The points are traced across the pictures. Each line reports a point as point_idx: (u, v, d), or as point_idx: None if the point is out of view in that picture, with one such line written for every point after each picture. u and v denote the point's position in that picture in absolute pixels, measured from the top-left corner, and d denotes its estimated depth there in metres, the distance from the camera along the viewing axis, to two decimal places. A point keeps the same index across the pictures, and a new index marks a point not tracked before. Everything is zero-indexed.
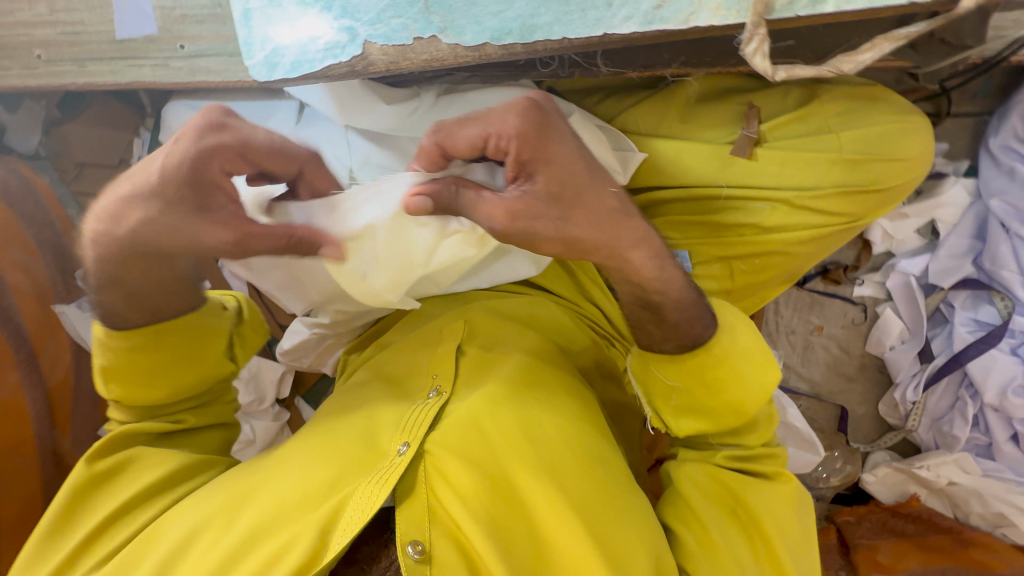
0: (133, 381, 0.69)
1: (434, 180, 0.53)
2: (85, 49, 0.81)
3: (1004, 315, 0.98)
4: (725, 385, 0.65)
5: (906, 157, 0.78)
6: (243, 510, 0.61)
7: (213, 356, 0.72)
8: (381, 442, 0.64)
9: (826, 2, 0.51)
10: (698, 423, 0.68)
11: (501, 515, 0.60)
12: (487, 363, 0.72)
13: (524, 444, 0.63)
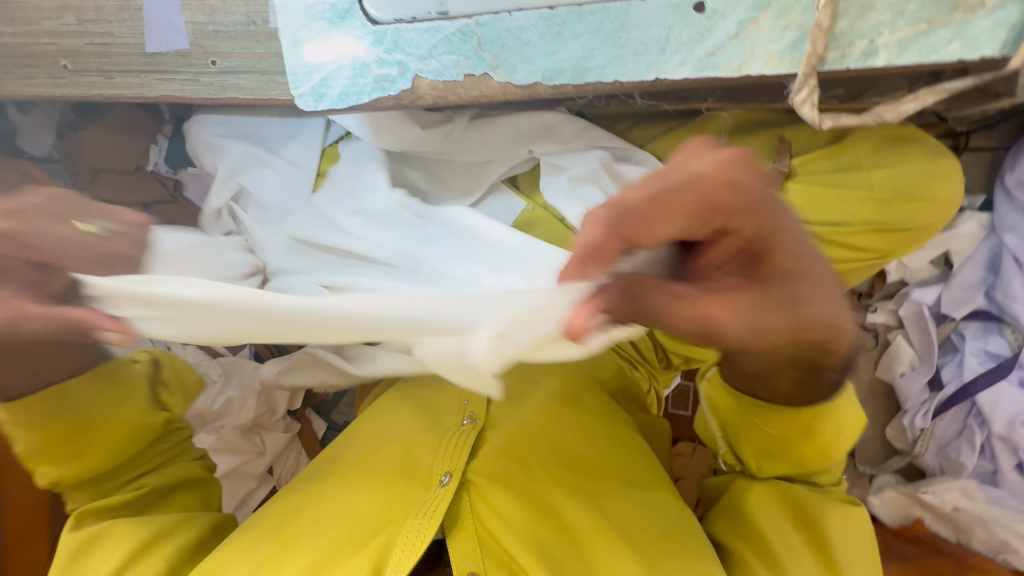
0: (65, 459, 0.63)
1: (609, 274, 0.39)
2: (112, 62, 0.79)
3: (1012, 347, 1.00)
4: (826, 431, 0.60)
5: (937, 199, 0.77)
6: (291, 548, 0.62)
7: (138, 409, 0.67)
8: (423, 471, 0.66)
9: (877, 56, 0.52)
10: (781, 465, 0.64)
11: (549, 542, 0.61)
12: (516, 391, 0.74)
13: (562, 473, 0.66)
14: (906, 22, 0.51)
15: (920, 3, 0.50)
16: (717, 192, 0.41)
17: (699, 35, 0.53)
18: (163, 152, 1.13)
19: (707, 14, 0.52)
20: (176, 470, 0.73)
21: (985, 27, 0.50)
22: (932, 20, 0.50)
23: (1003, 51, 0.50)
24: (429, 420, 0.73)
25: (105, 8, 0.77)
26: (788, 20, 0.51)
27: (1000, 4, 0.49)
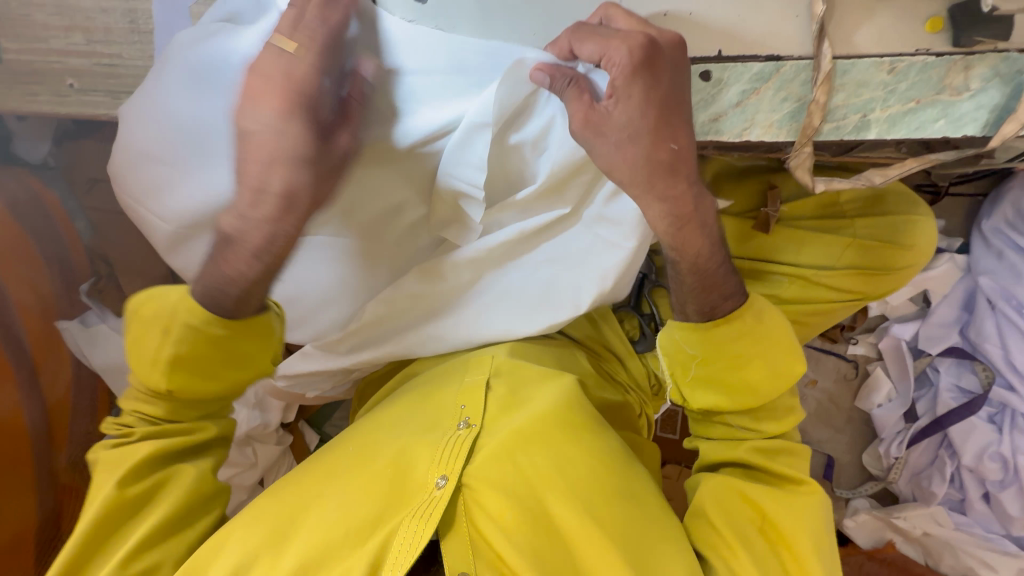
0: (189, 380, 0.64)
1: (561, 66, 0.54)
2: (120, 82, 0.79)
3: (984, 385, 1.05)
4: (749, 358, 0.64)
5: (914, 247, 0.81)
6: (285, 548, 0.60)
7: (257, 361, 0.66)
8: (417, 474, 0.64)
9: (869, 129, 0.55)
10: (718, 399, 0.65)
11: (541, 548, 0.60)
12: (517, 398, 0.69)
13: (560, 481, 0.63)
14: (897, 100, 0.54)
15: (910, 82, 0.53)
16: (625, 66, 0.51)
17: (705, 100, 0.56)
18: None
19: (713, 83, 0.55)
20: (225, 425, 0.73)
21: (969, 107, 0.54)
22: (920, 99, 0.54)
23: (984, 131, 0.54)
24: (426, 420, 0.68)
25: (115, 30, 0.77)
26: (788, 92, 0.54)
27: (982, 88, 0.53)
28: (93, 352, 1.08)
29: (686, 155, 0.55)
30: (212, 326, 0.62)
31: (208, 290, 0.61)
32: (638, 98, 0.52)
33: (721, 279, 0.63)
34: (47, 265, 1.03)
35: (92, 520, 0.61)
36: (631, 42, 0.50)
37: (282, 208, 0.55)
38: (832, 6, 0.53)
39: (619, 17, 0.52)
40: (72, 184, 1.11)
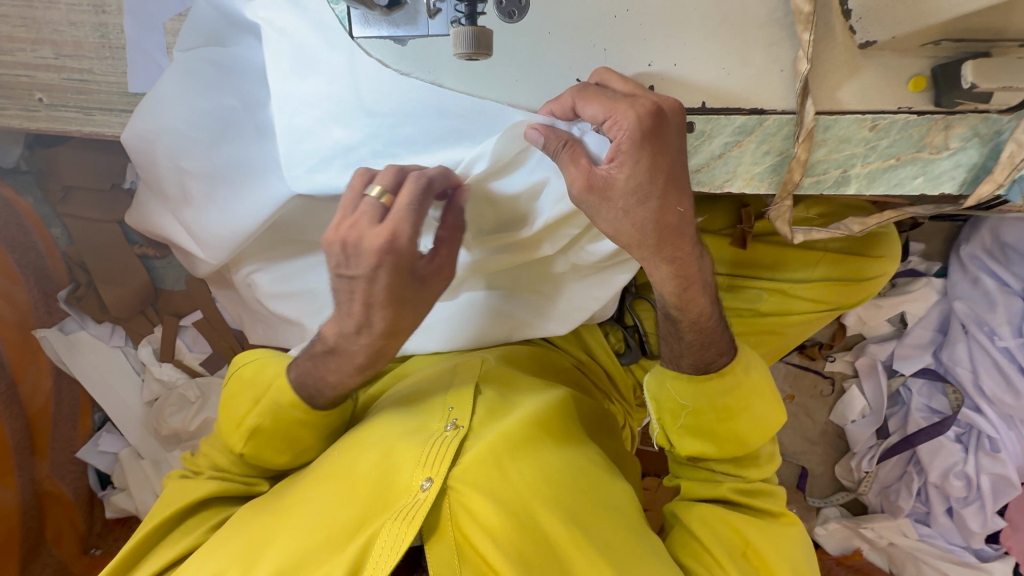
0: (267, 445, 0.63)
1: (556, 130, 0.53)
2: (92, 99, 0.76)
3: (953, 406, 1.08)
4: (740, 412, 0.63)
5: (885, 257, 0.82)
6: (259, 562, 0.54)
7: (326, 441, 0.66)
8: (400, 478, 0.57)
9: (848, 184, 0.56)
10: (705, 447, 0.65)
11: (533, 558, 0.53)
12: (506, 406, 0.65)
13: (549, 488, 0.58)
14: (877, 156, 0.54)
15: (892, 140, 0.53)
16: (632, 133, 0.49)
17: (687, 152, 0.56)
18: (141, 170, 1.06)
19: (696, 135, 0.55)
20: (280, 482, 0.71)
21: (947, 166, 0.55)
22: (901, 156, 0.54)
23: (961, 189, 0.56)
24: (413, 421, 0.63)
25: (86, 45, 0.75)
26: (770, 146, 0.54)
27: (961, 147, 0.53)
28: (73, 360, 1.07)
29: (685, 222, 0.55)
30: (295, 408, 0.61)
31: (301, 380, 0.61)
32: (647, 166, 0.50)
33: (721, 334, 0.63)
34: (23, 277, 1.01)
35: (139, 539, 0.61)
36: (638, 108, 0.49)
37: (386, 338, 0.56)
38: (816, 63, 0.52)
39: (615, 79, 0.51)
40: (46, 192, 1.06)
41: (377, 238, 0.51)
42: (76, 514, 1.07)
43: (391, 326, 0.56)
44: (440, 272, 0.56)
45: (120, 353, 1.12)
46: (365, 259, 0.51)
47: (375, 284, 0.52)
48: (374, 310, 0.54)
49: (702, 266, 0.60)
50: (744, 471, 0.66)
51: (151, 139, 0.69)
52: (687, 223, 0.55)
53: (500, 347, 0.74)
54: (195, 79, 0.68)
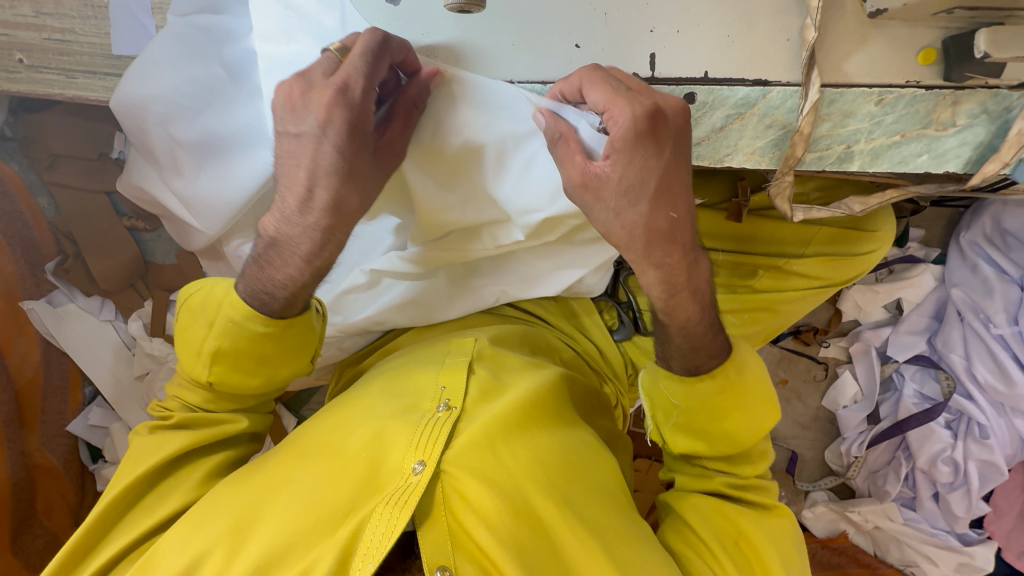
0: (233, 367, 0.61)
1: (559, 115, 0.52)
2: (75, 61, 0.74)
3: (945, 393, 1.09)
4: (733, 415, 0.61)
5: (880, 232, 0.81)
6: (249, 540, 0.54)
7: (291, 362, 0.63)
8: (392, 460, 0.57)
9: (851, 161, 0.54)
10: (695, 445, 0.63)
11: (527, 543, 0.53)
12: (499, 387, 0.64)
13: (542, 473, 0.57)
14: (882, 132, 0.53)
15: (898, 115, 0.52)
16: (627, 132, 0.47)
17: None
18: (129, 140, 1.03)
19: (697, 106, 0.53)
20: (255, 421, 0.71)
21: (953, 143, 0.53)
22: (905, 133, 0.53)
23: (965, 168, 0.54)
24: (404, 402, 0.62)
25: (67, 3, 0.72)
26: (773, 120, 0.53)
27: (968, 124, 0.52)
28: (62, 333, 1.05)
29: (679, 223, 0.53)
30: (253, 322, 0.59)
31: (254, 291, 0.59)
32: (638, 166, 0.49)
33: (713, 335, 0.61)
34: (11, 247, 1.00)
35: (109, 501, 0.59)
36: (637, 106, 0.47)
37: (332, 218, 0.54)
38: (823, 33, 0.50)
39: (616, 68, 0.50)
40: (32, 159, 1.03)
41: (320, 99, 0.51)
42: (68, 488, 1.06)
43: (336, 206, 0.54)
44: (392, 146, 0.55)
45: (110, 327, 1.11)
46: (315, 114, 0.51)
47: (323, 145, 0.52)
48: (318, 179, 0.53)
49: (697, 264, 0.58)
50: (738, 470, 0.64)
51: (140, 109, 0.66)
52: (686, 215, 0.54)
53: (492, 327, 0.74)
54: (187, 50, 0.65)
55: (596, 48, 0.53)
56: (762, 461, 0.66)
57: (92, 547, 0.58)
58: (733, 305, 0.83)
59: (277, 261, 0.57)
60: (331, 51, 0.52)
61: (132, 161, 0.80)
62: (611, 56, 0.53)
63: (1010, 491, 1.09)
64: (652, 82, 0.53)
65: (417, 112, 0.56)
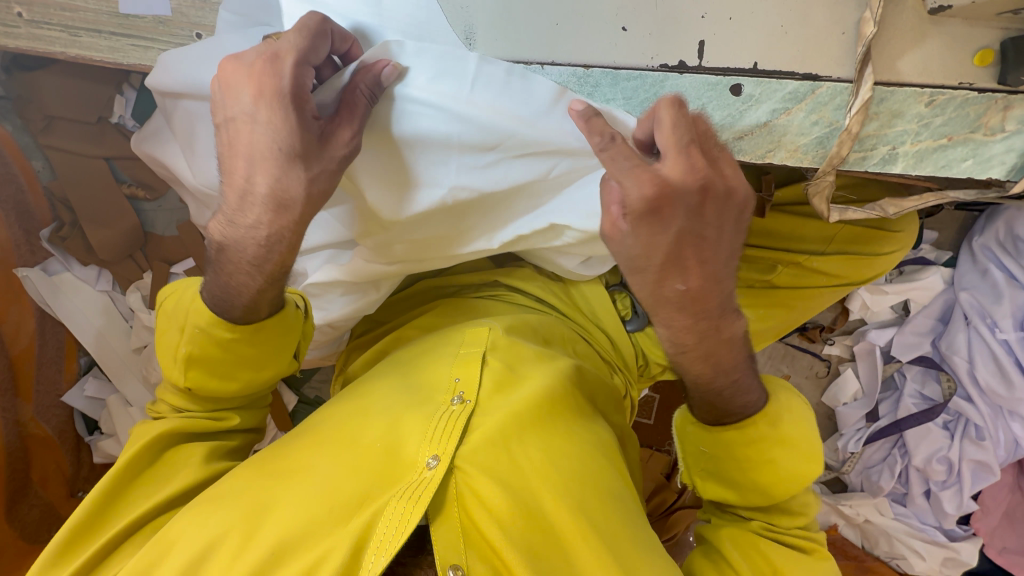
0: (210, 369, 0.60)
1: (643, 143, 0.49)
2: (78, 17, 0.70)
3: (945, 394, 1.10)
4: (765, 466, 0.58)
5: (901, 232, 0.80)
6: (263, 523, 0.53)
7: (271, 367, 0.63)
8: (406, 452, 0.56)
9: (896, 163, 0.52)
10: (724, 493, 0.61)
11: (537, 543, 0.53)
12: (512, 380, 0.63)
13: (555, 473, 0.56)
14: (929, 135, 0.51)
15: (946, 118, 0.50)
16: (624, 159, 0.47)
17: (732, 116, 0.52)
18: (130, 104, 0.98)
19: (743, 98, 0.51)
20: (251, 417, 0.69)
21: (999, 150, 0.51)
22: (952, 137, 0.51)
23: (1009, 176, 0.52)
24: (417, 394, 0.61)
25: None
26: (819, 116, 0.51)
27: (1017, 131, 0.50)
28: (58, 302, 1.02)
29: (701, 292, 0.51)
30: (219, 327, 0.59)
31: (215, 295, 0.59)
32: (644, 238, 0.48)
33: (742, 393, 0.59)
34: (5, 212, 0.96)
35: (100, 491, 0.56)
36: (644, 182, 0.46)
37: (273, 208, 0.53)
38: (882, 26, 0.49)
39: (664, 110, 0.46)
40: (27, 120, 0.97)
41: (256, 79, 0.49)
42: (63, 459, 1.04)
43: (276, 196, 0.52)
44: (332, 132, 0.52)
45: (108, 298, 1.09)
46: (247, 89, 0.50)
47: (256, 125, 0.50)
48: (256, 165, 0.52)
49: (721, 330, 0.55)
50: (773, 519, 0.61)
51: (175, 89, 0.63)
52: (710, 279, 0.51)
53: (505, 316, 0.72)
54: (239, 25, 0.61)
55: (644, 32, 0.51)
56: (806, 511, 0.62)
57: (87, 534, 0.55)
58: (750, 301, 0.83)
59: (227, 266, 0.57)
60: (357, 85, 0.52)
61: (151, 128, 0.77)
62: (659, 41, 0.51)
63: (998, 491, 1.11)
64: (699, 71, 0.51)
65: (367, 102, 0.52)
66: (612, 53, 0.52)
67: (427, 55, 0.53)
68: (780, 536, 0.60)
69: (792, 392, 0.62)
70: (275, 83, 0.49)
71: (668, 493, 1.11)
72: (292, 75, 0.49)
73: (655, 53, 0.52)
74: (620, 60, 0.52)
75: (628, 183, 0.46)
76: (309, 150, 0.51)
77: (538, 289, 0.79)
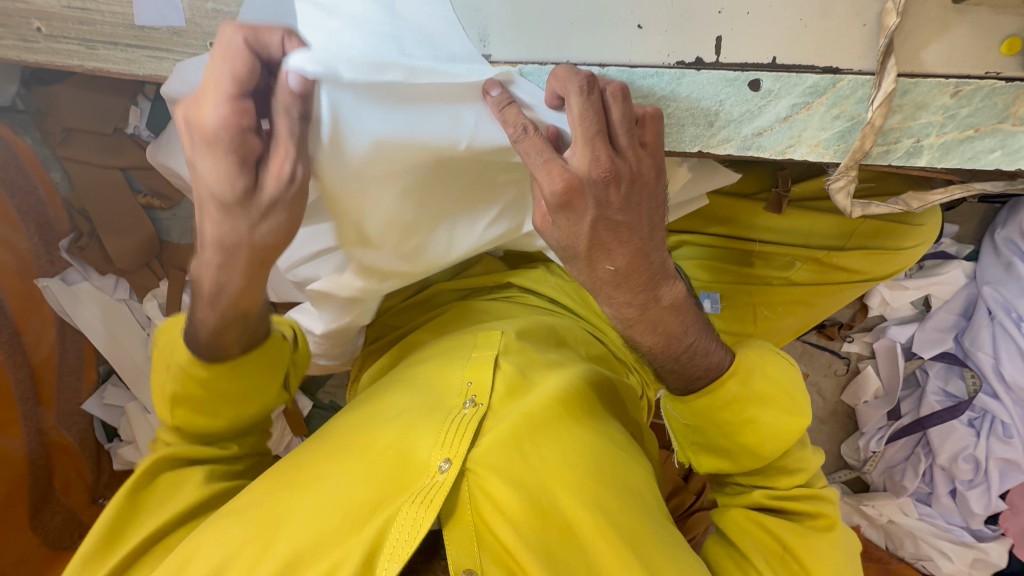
0: (195, 406, 0.61)
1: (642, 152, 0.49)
2: (95, 30, 0.70)
3: (970, 391, 1.07)
4: (742, 426, 0.56)
5: (924, 225, 0.78)
6: (279, 528, 0.53)
7: (258, 399, 0.64)
8: (418, 456, 0.56)
9: (920, 155, 0.52)
10: (718, 464, 0.59)
11: (555, 548, 0.52)
12: (524, 385, 0.62)
13: (570, 475, 0.55)
14: (955, 126, 0.50)
15: (973, 108, 0.49)
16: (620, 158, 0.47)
17: (751, 112, 0.51)
18: (144, 115, 0.99)
19: (762, 93, 0.50)
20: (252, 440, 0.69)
21: None
22: (979, 127, 0.50)
23: None
24: (429, 398, 0.61)
25: None
26: (841, 110, 0.50)
27: None
28: (76, 311, 1.04)
29: (633, 267, 0.51)
30: (196, 366, 0.59)
31: (192, 335, 0.59)
32: (565, 231, 0.48)
33: (701, 356, 0.56)
34: (24, 225, 0.97)
35: (111, 513, 0.56)
36: (554, 179, 0.45)
37: (221, 252, 0.50)
38: (905, 16, 0.47)
39: (574, 101, 0.46)
40: (45, 133, 0.99)
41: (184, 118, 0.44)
42: (83, 467, 1.05)
43: (223, 239, 0.49)
44: (273, 172, 0.46)
45: (125, 307, 1.10)
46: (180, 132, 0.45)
47: (194, 170, 0.46)
48: (202, 208, 0.48)
49: (660, 298, 0.52)
50: (776, 484, 0.59)
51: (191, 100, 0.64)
52: (639, 254, 0.50)
53: (518, 319, 0.72)
54: None
55: (659, 29, 0.51)
56: (805, 467, 0.60)
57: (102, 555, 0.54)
58: (767, 299, 0.83)
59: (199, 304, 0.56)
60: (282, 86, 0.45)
61: (170, 137, 0.78)
62: (675, 38, 0.51)
63: None
64: (717, 67, 0.50)
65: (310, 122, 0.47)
66: (627, 52, 0.52)
67: (401, 71, 0.49)
68: (783, 502, 0.58)
69: (766, 350, 0.60)
70: (205, 124, 0.43)
71: (685, 494, 1.09)
72: (222, 116, 0.43)
73: (671, 50, 0.51)
74: (636, 59, 0.52)
75: (540, 178, 0.46)
76: (245, 196, 0.46)
77: (553, 290, 0.79)
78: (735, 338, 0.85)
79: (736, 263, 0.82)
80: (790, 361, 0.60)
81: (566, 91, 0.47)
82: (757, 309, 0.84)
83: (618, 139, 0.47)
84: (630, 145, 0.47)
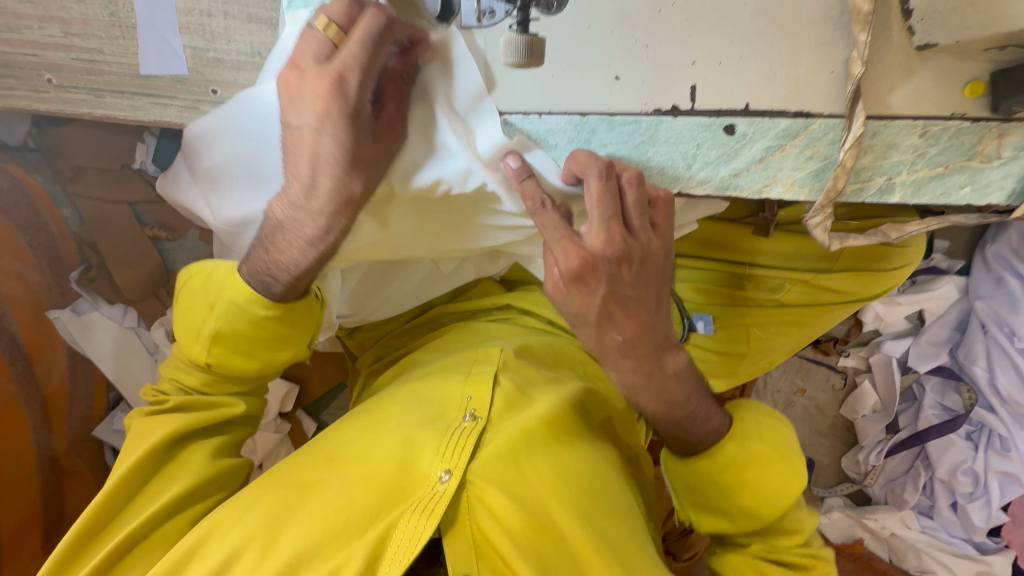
0: (234, 347, 0.63)
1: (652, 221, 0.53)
2: (103, 80, 0.74)
3: (966, 405, 1.08)
4: (740, 488, 0.57)
5: (910, 245, 0.79)
6: (282, 535, 0.54)
7: (292, 350, 0.65)
8: (419, 466, 0.58)
9: (892, 193, 0.53)
10: (718, 522, 0.60)
11: (548, 561, 0.53)
12: (522, 400, 0.64)
13: (565, 488, 0.57)
14: (925, 164, 0.52)
15: (941, 148, 0.51)
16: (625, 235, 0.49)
17: (727, 154, 0.54)
18: (151, 150, 1.04)
19: (737, 137, 0.53)
20: (254, 403, 0.72)
21: (996, 175, 0.52)
22: (949, 164, 0.52)
23: (1009, 202, 0.52)
24: (429, 411, 0.63)
25: (95, 23, 0.72)
26: (814, 151, 0.52)
27: (1013, 157, 0.50)
28: (85, 340, 1.03)
29: (641, 334, 0.52)
30: (252, 305, 0.60)
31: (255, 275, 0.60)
32: (577, 301, 0.51)
33: (701, 422, 0.57)
34: (36, 258, 1.00)
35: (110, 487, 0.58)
36: (570, 255, 0.48)
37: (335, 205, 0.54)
38: (870, 64, 0.49)
39: (593, 185, 0.48)
40: (55, 171, 1.03)
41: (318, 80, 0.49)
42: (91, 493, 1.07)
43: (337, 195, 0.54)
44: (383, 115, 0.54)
45: (133, 334, 1.08)
46: (312, 105, 0.50)
47: (319, 137, 0.51)
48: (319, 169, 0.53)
49: (664, 367, 0.54)
50: (772, 543, 0.60)
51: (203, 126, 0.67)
52: (646, 326, 0.52)
53: (516, 339, 0.75)
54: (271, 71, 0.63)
55: (637, 79, 0.53)
56: (802, 527, 0.61)
57: (99, 534, 0.57)
58: (758, 319, 0.84)
59: (281, 244, 0.57)
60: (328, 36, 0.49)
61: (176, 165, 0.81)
62: (652, 87, 0.53)
63: None
64: (692, 113, 0.53)
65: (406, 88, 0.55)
66: (606, 100, 0.54)
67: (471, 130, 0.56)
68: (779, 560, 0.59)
69: (766, 413, 0.62)
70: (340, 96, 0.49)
71: None
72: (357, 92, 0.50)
73: (649, 98, 0.53)
74: (615, 106, 0.54)
75: (556, 254, 0.49)
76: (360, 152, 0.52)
77: (550, 312, 0.80)
78: (727, 358, 0.87)
79: (727, 284, 0.84)
80: (791, 429, 0.62)
81: (586, 174, 0.49)
82: (750, 330, 0.85)
83: (632, 222, 0.50)
84: (641, 226, 0.50)
